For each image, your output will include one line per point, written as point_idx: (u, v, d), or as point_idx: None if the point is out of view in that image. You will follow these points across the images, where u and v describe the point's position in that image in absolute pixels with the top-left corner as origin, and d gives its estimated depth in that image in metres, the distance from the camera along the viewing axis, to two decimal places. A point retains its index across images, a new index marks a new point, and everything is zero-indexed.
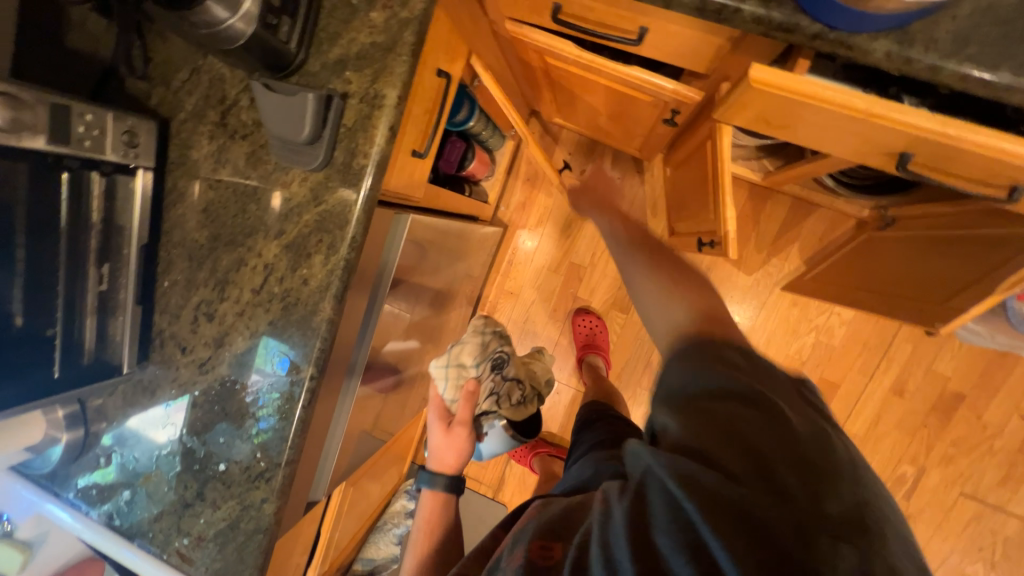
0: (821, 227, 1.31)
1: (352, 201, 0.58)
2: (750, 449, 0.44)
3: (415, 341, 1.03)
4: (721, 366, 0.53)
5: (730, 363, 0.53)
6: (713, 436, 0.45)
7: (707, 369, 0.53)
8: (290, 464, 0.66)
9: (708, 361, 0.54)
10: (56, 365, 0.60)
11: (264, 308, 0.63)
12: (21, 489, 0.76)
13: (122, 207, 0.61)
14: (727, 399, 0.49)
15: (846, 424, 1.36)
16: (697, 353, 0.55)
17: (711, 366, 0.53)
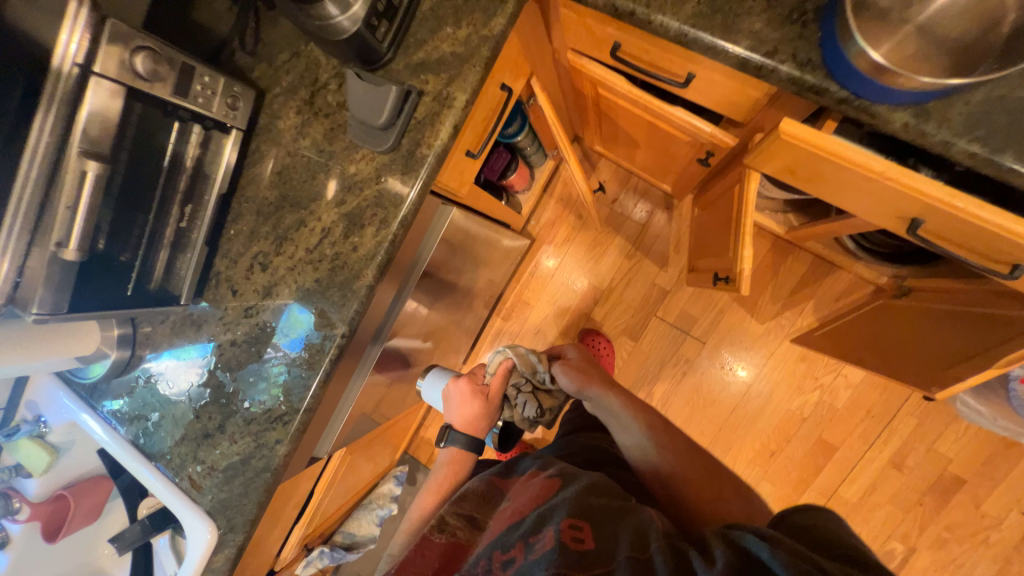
0: (838, 289, 1.34)
1: (411, 181, 0.66)
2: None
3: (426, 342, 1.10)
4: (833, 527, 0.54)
5: (843, 530, 0.54)
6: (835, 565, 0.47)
7: (825, 528, 0.54)
8: (308, 411, 0.72)
9: (816, 520, 0.56)
10: (130, 283, 0.68)
11: (313, 267, 0.70)
12: (63, 396, 0.85)
13: (211, 157, 0.70)
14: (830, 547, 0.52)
15: (839, 488, 1.35)
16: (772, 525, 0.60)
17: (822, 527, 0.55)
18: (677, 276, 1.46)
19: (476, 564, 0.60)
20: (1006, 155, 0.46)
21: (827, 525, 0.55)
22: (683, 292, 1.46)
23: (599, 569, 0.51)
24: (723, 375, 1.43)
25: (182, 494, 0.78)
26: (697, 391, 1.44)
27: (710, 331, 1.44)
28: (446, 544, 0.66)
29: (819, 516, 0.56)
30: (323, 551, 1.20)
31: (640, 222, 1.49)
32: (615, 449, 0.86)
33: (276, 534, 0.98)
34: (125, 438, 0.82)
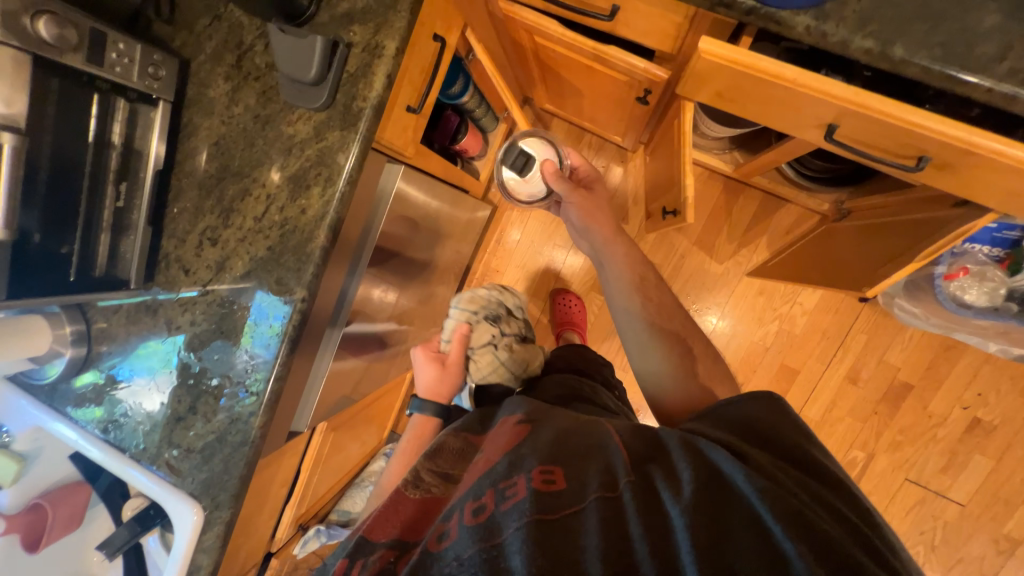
0: (787, 223, 1.40)
1: (351, 137, 0.65)
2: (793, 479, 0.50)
3: (397, 324, 1.14)
4: (783, 417, 0.59)
5: (788, 418, 0.59)
6: (775, 464, 0.52)
7: (776, 420, 0.58)
8: (279, 379, 0.73)
9: (769, 412, 0.59)
10: (72, 269, 0.65)
11: (264, 235, 0.70)
12: (22, 401, 0.82)
13: (141, 132, 0.68)
14: (773, 438, 0.56)
15: (804, 408, 1.44)
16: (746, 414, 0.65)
17: (776, 421, 0.58)
18: (638, 228, 1.51)
19: (449, 518, 0.52)
20: (895, 47, 0.50)
21: (779, 416, 0.59)
22: (645, 242, 1.50)
23: (567, 509, 0.48)
24: (690, 318, 1.49)
25: (162, 480, 0.78)
26: None
27: (674, 277, 1.49)
28: (420, 500, 0.60)
29: (773, 408, 0.60)
30: (319, 530, 1.20)
31: (598, 178, 1.52)
32: (584, 384, 0.90)
33: (267, 515, 0.99)
34: (96, 434, 0.81)
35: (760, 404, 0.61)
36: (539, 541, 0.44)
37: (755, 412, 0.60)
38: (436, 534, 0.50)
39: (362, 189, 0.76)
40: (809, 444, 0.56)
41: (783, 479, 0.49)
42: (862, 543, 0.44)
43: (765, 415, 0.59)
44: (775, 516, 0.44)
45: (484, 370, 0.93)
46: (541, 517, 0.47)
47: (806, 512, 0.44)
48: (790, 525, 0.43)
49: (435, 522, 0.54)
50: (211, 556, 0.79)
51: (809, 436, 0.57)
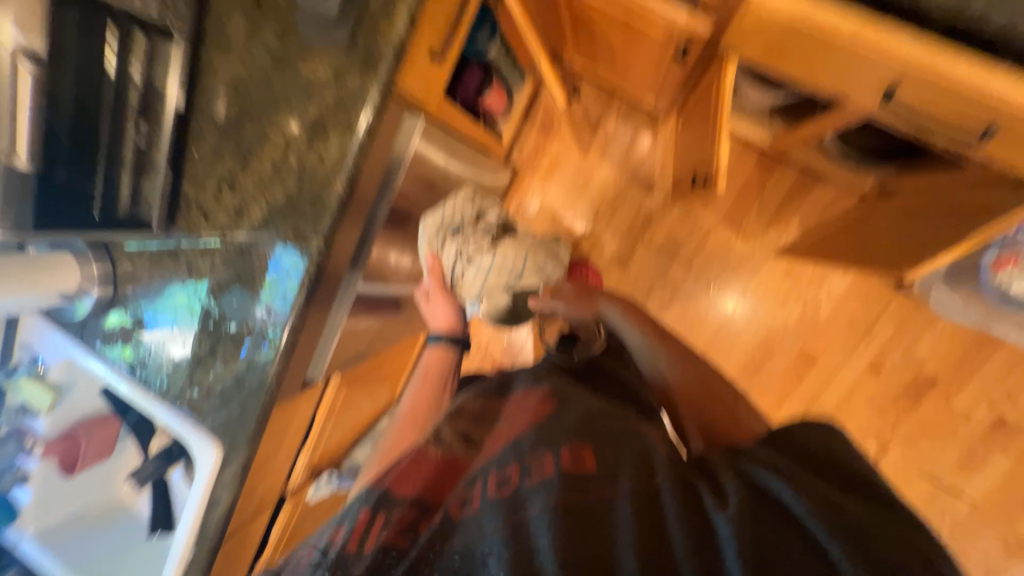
0: (823, 203, 1.33)
1: (370, 83, 0.63)
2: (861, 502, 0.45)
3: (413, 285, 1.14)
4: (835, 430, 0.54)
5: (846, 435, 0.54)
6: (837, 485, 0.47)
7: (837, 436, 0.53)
8: (295, 328, 0.74)
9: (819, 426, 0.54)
10: (95, 206, 0.67)
11: (282, 182, 0.69)
12: (56, 335, 0.86)
13: (161, 70, 0.67)
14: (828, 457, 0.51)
15: (820, 395, 1.41)
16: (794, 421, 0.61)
17: (830, 434, 0.53)
18: (663, 201, 1.45)
19: (472, 485, 0.53)
20: None
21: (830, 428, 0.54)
22: (669, 217, 1.45)
23: (598, 493, 0.48)
24: (709, 297, 1.45)
25: (186, 418, 0.82)
26: (684, 314, 1.47)
27: (696, 254, 1.44)
28: (442, 458, 0.62)
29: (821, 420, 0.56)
30: (331, 477, 1.24)
31: (624, 147, 1.46)
32: (603, 356, 0.92)
33: (282, 459, 1.03)
34: (123, 371, 0.85)
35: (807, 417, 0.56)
36: (571, 524, 0.44)
37: (804, 427, 0.55)
38: (458, 501, 0.52)
39: (383, 137, 0.73)
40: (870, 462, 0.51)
41: (845, 503, 0.44)
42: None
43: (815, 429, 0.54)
44: (840, 547, 0.39)
45: (475, 285, 0.86)
46: (572, 503, 0.46)
47: (874, 546, 0.40)
48: (858, 558, 0.39)
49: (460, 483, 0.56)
50: (229, 492, 0.83)
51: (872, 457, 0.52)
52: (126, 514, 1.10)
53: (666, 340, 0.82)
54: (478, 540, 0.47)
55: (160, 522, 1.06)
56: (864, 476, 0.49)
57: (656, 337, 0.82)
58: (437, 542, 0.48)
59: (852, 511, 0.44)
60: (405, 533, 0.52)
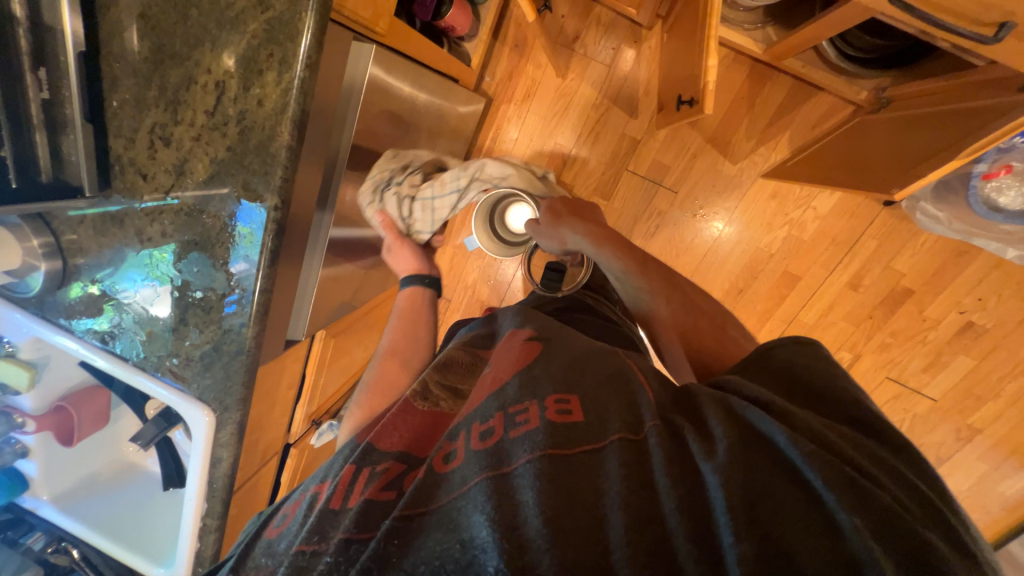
0: (816, 115, 1.26)
1: (302, 7, 0.53)
2: (848, 440, 0.47)
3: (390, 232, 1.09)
4: (823, 363, 0.57)
5: (834, 373, 0.55)
6: (823, 422, 0.48)
7: (825, 374, 0.55)
8: (264, 292, 0.70)
9: (804, 362, 0.57)
10: (12, 174, 0.59)
11: (221, 133, 0.61)
12: (15, 314, 0.82)
13: (48, 1, 0.55)
14: (816, 395, 0.53)
15: (800, 313, 1.45)
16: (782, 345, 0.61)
17: (816, 371, 0.55)
18: (648, 123, 1.36)
19: (456, 438, 0.55)
20: None
21: (818, 364, 0.56)
22: (654, 140, 1.37)
23: (583, 441, 0.49)
24: (696, 224, 1.42)
25: (170, 385, 0.81)
26: (670, 243, 1.45)
27: (682, 179, 1.39)
28: (428, 413, 0.63)
29: (810, 355, 0.58)
30: (332, 424, 1.28)
31: (606, 63, 1.33)
32: (583, 295, 0.93)
33: (278, 415, 1.05)
34: (96, 346, 0.82)
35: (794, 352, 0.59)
36: (556, 476, 0.45)
37: (796, 361, 0.57)
38: (442, 454, 0.53)
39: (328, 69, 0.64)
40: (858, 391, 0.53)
41: (835, 441, 0.46)
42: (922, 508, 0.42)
43: (801, 366, 0.56)
44: (826, 484, 0.41)
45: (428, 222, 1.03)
46: (555, 451, 0.47)
47: (860, 480, 0.41)
48: (843, 492, 0.40)
49: (442, 438, 0.57)
50: (229, 450, 0.85)
51: (860, 390, 0.53)
52: (137, 473, 1.14)
53: (641, 268, 0.79)
54: (460, 495, 0.48)
55: (173, 478, 1.09)
56: (852, 409, 0.51)
57: (637, 267, 0.79)
58: (424, 493, 0.49)
59: (841, 449, 0.45)
60: (389, 486, 0.53)
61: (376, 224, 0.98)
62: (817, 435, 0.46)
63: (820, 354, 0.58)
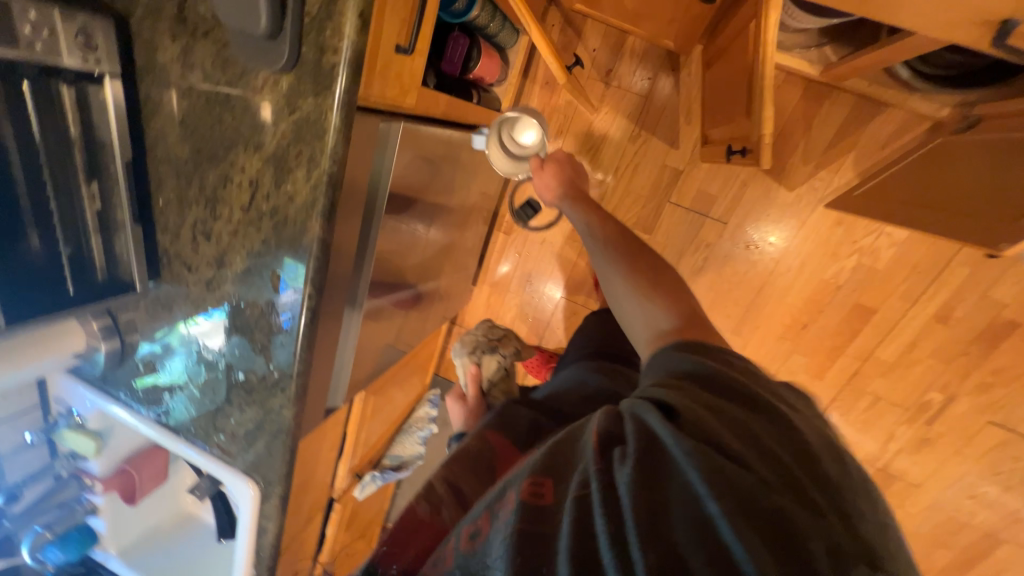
0: (885, 132, 1.13)
1: (328, 108, 0.53)
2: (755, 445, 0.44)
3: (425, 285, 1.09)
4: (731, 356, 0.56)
5: (742, 373, 0.53)
6: (727, 423, 0.46)
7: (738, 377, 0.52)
8: (301, 374, 0.70)
9: (716, 359, 0.55)
10: (69, 282, 0.63)
11: (256, 227, 0.62)
12: (82, 390, 0.87)
13: (98, 119, 0.58)
14: (729, 395, 0.50)
15: (877, 349, 1.30)
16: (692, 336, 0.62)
17: (723, 364, 0.54)
18: (690, 152, 1.28)
19: (449, 543, 0.49)
20: None
21: (725, 356, 0.56)
22: (698, 169, 1.28)
23: (551, 525, 0.41)
24: (748, 255, 1.31)
25: (216, 459, 0.83)
26: (719, 276, 1.36)
27: (731, 209, 1.29)
28: (432, 522, 0.55)
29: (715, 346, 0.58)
30: (375, 475, 1.28)
31: (642, 93, 1.27)
32: (615, 376, 0.81)
33: (322, 474, 1.05)
34: (151, 420, 0.86)
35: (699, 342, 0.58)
36: (523, 559, 0.39)
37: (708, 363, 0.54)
38: (434, 563, 0.48)
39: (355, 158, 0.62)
40: (767, 384, 0.53)
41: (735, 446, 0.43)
42: (813, 505, 0.39)
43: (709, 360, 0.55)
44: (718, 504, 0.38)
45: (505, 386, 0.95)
46: (524, 534, 0.41)
47: (754, 493, 0.39)
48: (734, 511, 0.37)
49: (439, 548, 0.50)
50: (274, 521, 0.85)
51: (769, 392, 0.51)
52: (194, 524, 1.18)
53: (606, 242, 0.81)
54: None
55: (225, 532, 1.13)
56: (758, 411, 0.48)
57: (594, 223, 0.84)
58: None
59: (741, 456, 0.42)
60: None
61: (460, 380, 1.02)
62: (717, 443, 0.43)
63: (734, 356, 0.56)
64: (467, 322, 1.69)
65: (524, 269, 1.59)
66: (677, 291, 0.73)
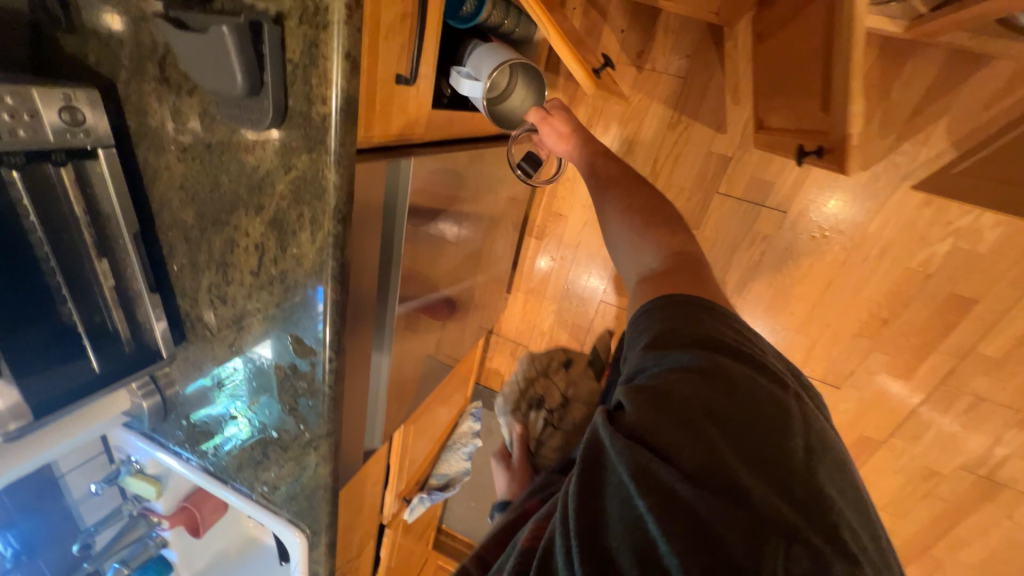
0: (988, 91, 0.93)
1: (325, 165, 0.46)
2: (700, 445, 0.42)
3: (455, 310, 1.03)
4: (693, 329, 0.54)
5: (709, 361, 0.49)
6: (677, 422, 0.43)
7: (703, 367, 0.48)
8: (332, 434, 0.67)
9: (683, 347, 0.52)
10: (93, 358, 0.61)
11: (268, 291, 0.58)
12: (133, 440, 0.89)
13: (99, 193, 0.55)
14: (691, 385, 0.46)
15: (978, 345, 1.11)
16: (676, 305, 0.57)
17: (680, 344, 0.53)
18: (740, 135, 1.13)
19: None
20: None
21: (684, 328, 0.54)
22: (751, 153, 1.13)
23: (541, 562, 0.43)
24: (814, 246, 1.16)
25: (263, 508, 0.82)
26: (779, 271, 1.21)
27: (793, 195, 1.13)
28: None
29: (680, 318, 0.56)
30: (423, 497, 1.29)
31: (680, 74, 1.12)
32: None
33: (369, 507, 1.04)
34: (199, 469, 0.87)
35: (663, 315, 0.57)
36: None
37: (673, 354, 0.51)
38: None
39: (361, 210, 0.55)
40: (723, 359, 0.50)
41: (677, 450, 0.42)
42: (744, 509, 0.40)
43: (666, 340, 0.54)
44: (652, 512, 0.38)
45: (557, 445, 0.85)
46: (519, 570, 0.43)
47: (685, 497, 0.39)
48: (666, 520, 0.38)
49: None
50: (324, 566, 0.84)
51: (733, 381, 0.48)
52: (257, 547, 1.15)
53: (605, 182, 0.78)
54: None
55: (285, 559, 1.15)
56: (716, 404, 0.45)
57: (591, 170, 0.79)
58: None
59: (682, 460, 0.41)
60: None
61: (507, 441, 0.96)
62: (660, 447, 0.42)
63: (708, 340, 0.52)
64: (504, 330, 1.64)
65: (560, 275, 1.50)
66: (669, 231, 0.73)
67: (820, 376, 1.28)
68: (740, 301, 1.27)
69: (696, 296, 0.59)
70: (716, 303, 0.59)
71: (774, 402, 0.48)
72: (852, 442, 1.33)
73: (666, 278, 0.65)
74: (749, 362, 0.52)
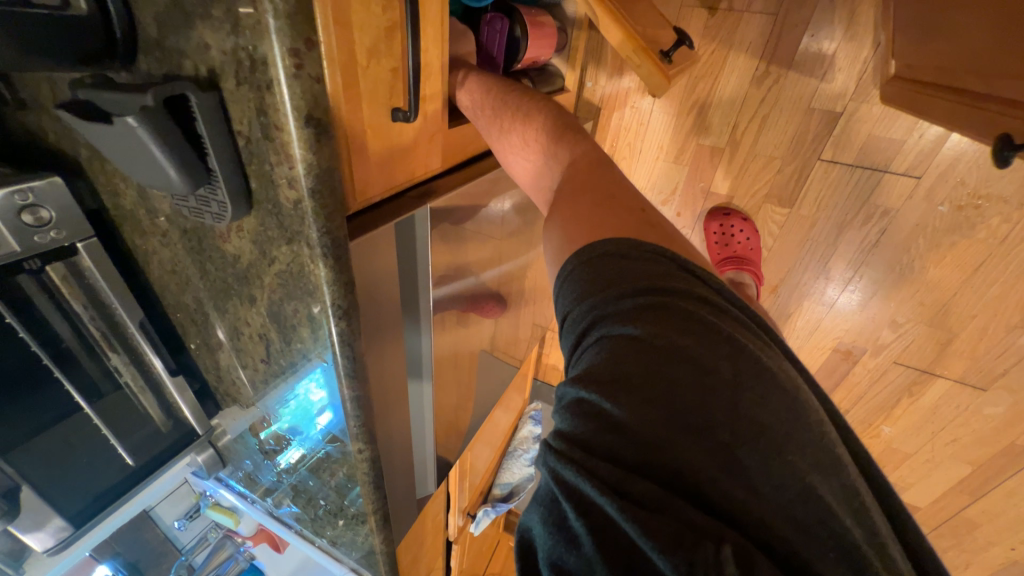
0: None
1: (309, 258, 0.35)
2: (636, 441, 0.31)
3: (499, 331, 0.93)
4: (630, 284, 0.40)
5: (645, 325, 0.37)
6: (609, 419, 0.32)
7: (642, 339, 0.36)
8: (379, 513, 0.60)
9: (617, 310, 0.38)
10: (125, 454, 0.55)
11: (282, 377, 0.50)
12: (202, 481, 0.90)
13: (92, 285, 0.49)
14: (622, 365, 0.34)
15: None
16: (617, 253, 0.43)
17: (606, 312, 0.39)
18: (854, 82, 0.86)
19: None
20: None
21: (619, 283, 0.40)
22: (871, 104, 0.86)
23: None
24: (959, 219, 0.89)
25: (327, 553, 0.82)
26: (906, 252, 0.95)
27: (931, 156, 0.86)
28: None
29: (607, 274, 0.41)
30: (487, 511, 1.28)
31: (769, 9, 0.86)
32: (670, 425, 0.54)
33: (433, 535, 1.02)
34: (263, 509, 0.87)
35: (585, 272, 0.43)
36: None
37: (609, 326, 0.38)
38: None
39: (369, 292, 0.45)
40: (669, 320, 0.37)
41: (607, 452, 0.31)
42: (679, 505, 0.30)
43: (596, 301, 0.40)
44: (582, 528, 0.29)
45: None
46: None
47: (615, 512, 0.29)
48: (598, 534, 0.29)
49: None
50: None
51: (676, 347, 0.35)
52: None
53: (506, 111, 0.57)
54: None
55: None
56: (652, 384, 0.33)
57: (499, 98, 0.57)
58: None
59: (611, 465, 0.30)
60: None
61: None
62: (590, 454, 0.31)
63: (651, 298, 0.39)
64: None
65: None
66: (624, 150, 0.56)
67: (958, 375, 1.03)
68: (848, 290, 1.04)
69: (622, 242, 0.44)
70: (667, 249, 0.45)
71: (724, 369, 0.35)
72: (998, 450, 1.08)
73: (572, 207, 0.50)
74: (695, 317, 0.38)
